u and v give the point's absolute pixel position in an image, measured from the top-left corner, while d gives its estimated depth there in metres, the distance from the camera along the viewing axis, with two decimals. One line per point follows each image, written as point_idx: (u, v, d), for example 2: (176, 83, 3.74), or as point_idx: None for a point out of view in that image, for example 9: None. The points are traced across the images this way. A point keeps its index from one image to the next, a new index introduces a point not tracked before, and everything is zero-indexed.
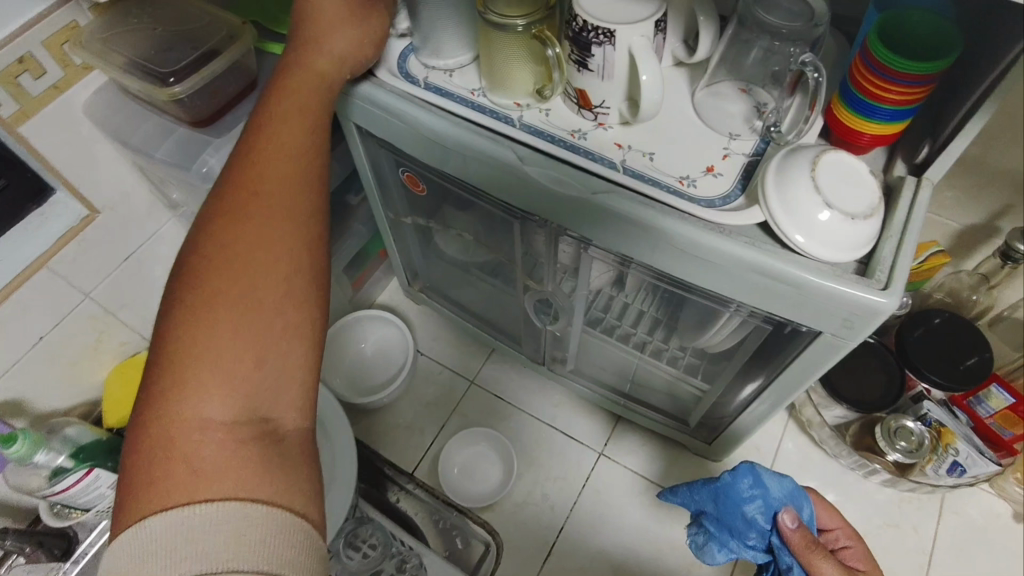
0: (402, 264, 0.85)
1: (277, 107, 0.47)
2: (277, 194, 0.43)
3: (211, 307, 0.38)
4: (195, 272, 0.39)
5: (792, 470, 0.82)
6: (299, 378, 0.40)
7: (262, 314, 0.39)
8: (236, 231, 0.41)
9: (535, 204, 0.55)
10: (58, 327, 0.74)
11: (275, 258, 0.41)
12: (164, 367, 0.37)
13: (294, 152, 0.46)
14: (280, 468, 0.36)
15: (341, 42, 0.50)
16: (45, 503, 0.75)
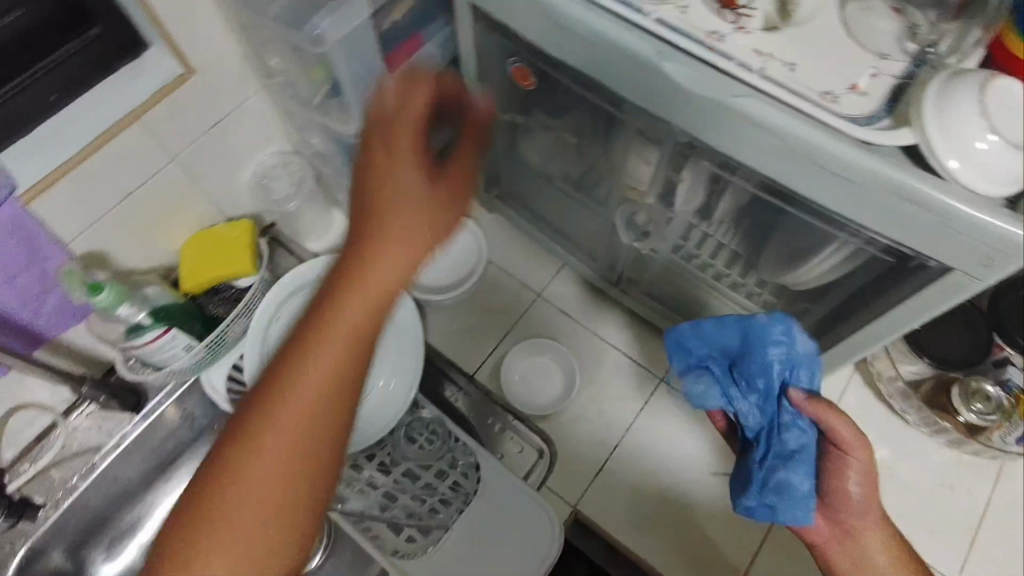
0: (487, 165, 0.86)
1: (357, 242, 0.47)
2: (324, 382, 0.45)
3: (246, 445, 0.43)
4: (257, 395, 0.45)
5: (852, 419, 0.82)
6: (298, 484, 0.44)
7: (285, 453, 0.43)
8: (309, 334, 0.45)
9: (661, 106, 0.53)
10: (144, 187, 0.73)
11: (309, 441, 0.44)
12: (231, 442, 0.44)
13: (370, 300, 0.46)
14: (267, 546, 0.43)
15: (403, 185, 0.48)
16: (121, 355, 0.77)
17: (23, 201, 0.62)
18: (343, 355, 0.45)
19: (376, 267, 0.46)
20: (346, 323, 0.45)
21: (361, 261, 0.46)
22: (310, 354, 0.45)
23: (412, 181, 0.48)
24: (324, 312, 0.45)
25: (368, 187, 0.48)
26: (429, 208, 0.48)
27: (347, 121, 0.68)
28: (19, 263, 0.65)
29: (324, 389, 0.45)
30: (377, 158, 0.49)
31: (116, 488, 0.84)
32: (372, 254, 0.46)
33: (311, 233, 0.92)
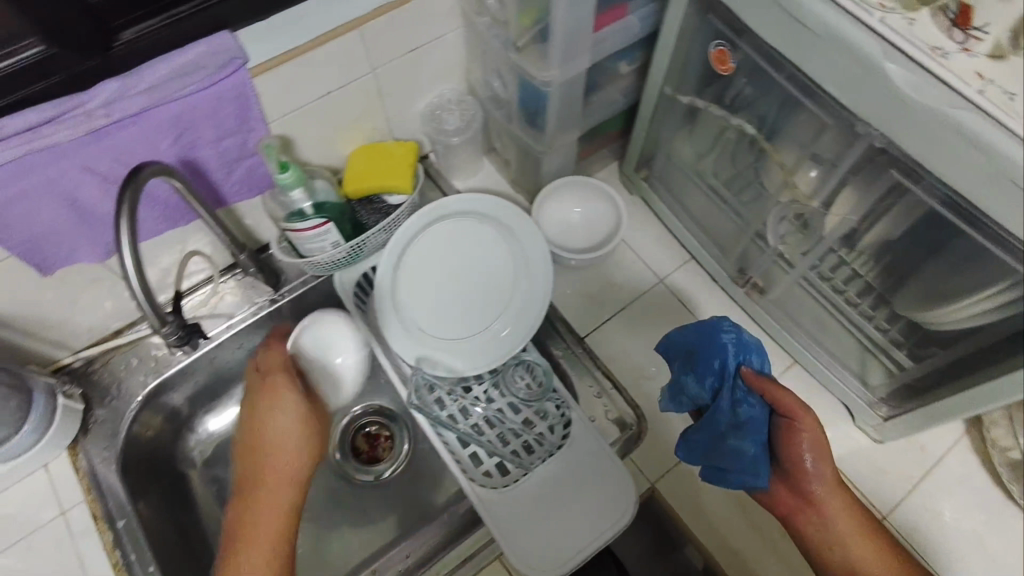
0: (645, 145, 0.90)
1: (274, 434, 0.75)
2: (285, 448, 0.75)
3: (250, 523, 0.71)
4: (236, 537, 0.70)
5: (950, 479, 0.80)
6: None
7: (291, 474, 0.74)
8: (251, 459, 0.75)
9: (872, 107, 0.54)
10: (341, 90, 0.80)
11: (283, 455, 0.74)
12: (241, 511, 0.72)
13: (281, 508, 0.72)
14: None
15: (289, 426, 0.76)
16: (280, 233, 0.85)
17: (249, 73, 0.70)
18: (306, 451, 0.76)
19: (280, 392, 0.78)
20: (284, 410, 0.77)
21: (264, 483, 0.73)
22: (256, 498, 0.72)
23: (294, 423, 0.76)
24: (265, 486, 0.73)
25: (274, 443, 0.75)
26: (302, 427, 0.76)
27: (544, 69, 0.72)
28: (230, 127, 0.73)
29: (290, 468, 0.74)
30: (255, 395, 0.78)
31: (241, 354, 0.93)
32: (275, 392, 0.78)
33: (461, 171, 0.98)
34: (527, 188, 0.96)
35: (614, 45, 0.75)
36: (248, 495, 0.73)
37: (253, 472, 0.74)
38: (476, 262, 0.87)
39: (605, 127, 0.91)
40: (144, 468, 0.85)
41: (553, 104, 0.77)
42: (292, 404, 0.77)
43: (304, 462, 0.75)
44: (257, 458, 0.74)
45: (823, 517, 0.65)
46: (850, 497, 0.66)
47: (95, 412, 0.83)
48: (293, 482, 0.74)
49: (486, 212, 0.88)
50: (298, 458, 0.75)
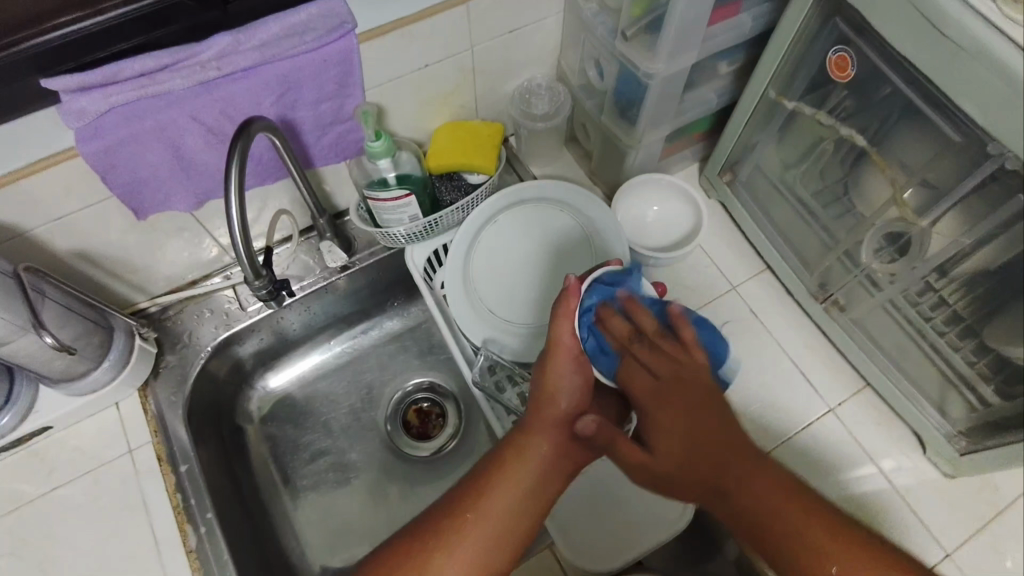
0: (732, 150, 0.88)
1: (539, 421, 0.63)
2: (537, 455, 0.62)
3: (457, 527, 0.59)
4: (480, 480, 0.61)
5: (1020, 526, 0.77)
6: (524, 529, 0.60)
7: (510, 507, 0.60)
8: (500, 468, 0.62)
9: (1010, 128, 0.52)
10: (438, 65, 0.80)
11: (526, 476, 0.61)
12: (441, 514, 0.60)
13: (523, 484, 0.61)
14: (513, 535, 0.59)
15: (569, 380, 0.65)
16: (359, 202, 0.86)
17: (357, 39, 0.70)
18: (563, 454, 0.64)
19: (573, 374, 0.65)
20: (573, 372, 0.65)
21: (550, 405, 0.64)
22: (506, 483, 0.61)
23: (564, 388, 0.64)
24: (529, 437, 0.63)
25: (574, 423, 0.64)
26: (576, 367, 0.65)
27: (651, 60, 0.71)
28: (329, 91, 0.74)
29: (523, 486, 0.61)
30: (534, 398, 0.65)
31: (306, 317, 0.94)
32: (559, 393, 0.64)
33: (540, 158, 0.98)
34: (606, 181, 0.95)
35: (723, 43, 0.73)
36: (491, 478, 0.61)
37: (496, 471, 0.62)
38: (549, 248, 0.86)
39: (694, 127, 0.90)
40: (205, 417, 0.87)
41: (651, 97, 0.76)
42: (570, 411, 0.64)
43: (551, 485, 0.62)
44: (504, 467, 0.62)
45: (647, 464, 0.63)
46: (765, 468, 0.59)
47: (165, 358, 0.86)
48: (556, 443, 0.63)
49: (565, 200, 0.88)
50: (563, 433, 0.64)
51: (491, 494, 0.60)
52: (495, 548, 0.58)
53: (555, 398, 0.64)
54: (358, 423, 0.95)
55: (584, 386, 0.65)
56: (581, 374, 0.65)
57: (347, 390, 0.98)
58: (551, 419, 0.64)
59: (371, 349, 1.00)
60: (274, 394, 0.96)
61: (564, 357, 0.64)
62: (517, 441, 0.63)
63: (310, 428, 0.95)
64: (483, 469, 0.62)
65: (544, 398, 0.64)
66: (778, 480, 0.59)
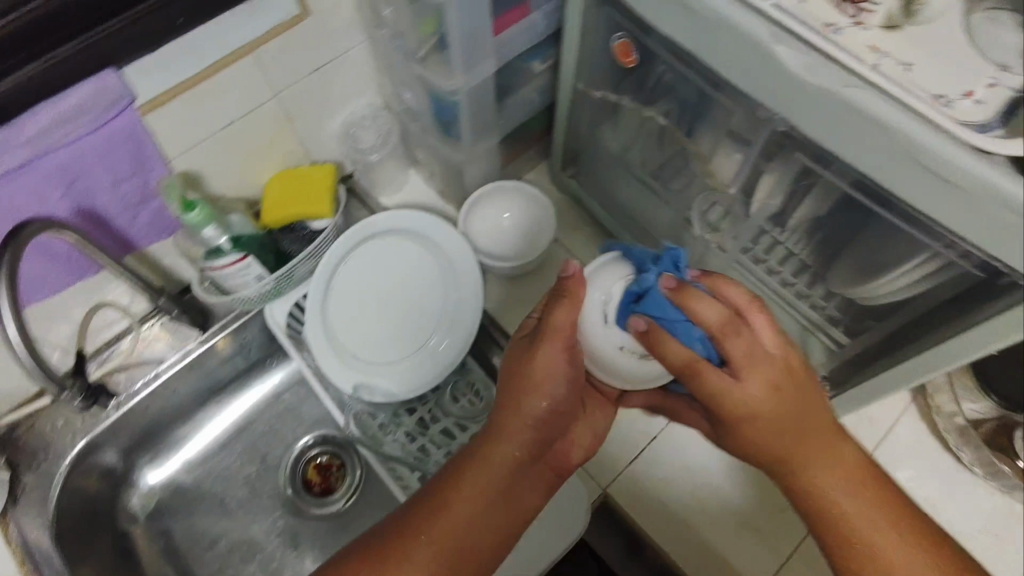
0: (566, 147, 0.88)
1: (518, 409, 0.61)
2: (471, 504, 0.58)
3: (413, 536, 0.56)
4: (446, 488, 0.59)
5: (901, 450, 0.80)
6: (488, 535, 0.58)
7: (474, 512, 0.58)
8: (426, 516, 0.57)
9: (773, 93, 0.53)
10: (246, 118, 0.77)
11: (441, 532, 0.56)
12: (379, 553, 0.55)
13: (492, 483, 0.59)
14: (478, 535, 0.58)
15: (554, 368, 0.61)
16: (199, 276, 0.82)
17: (139, 112, 0.66)
18: (503, 506, 0.59)
19: (540, 390, 0.61)
20: (561, 361, 0.62)
21: (528, 395, 0.61)
22: (427, 540, 0.56)
23: (548, 368, 0.61)
24: (508, 430, 0.60)
25: (551, 421, 0.62)
26: (565, 352, 0.62)
27: (449, 76, 0.69)
28: (126, 170, 0.69)
29: (435, 544, 0.56)
30: (514, 386, 0.62)
31: (175, 401, 0.89)
32: (517, 430, 0.61)
33: (387, 186, 0.96)
34: (457, 196, 0.94)
35: (520, 46, 0.72)
36: (461, 475, 0.59)
37: (424, 523, 0.57)
38: (403, 281, 0.84)
39: (527, 129, 0.89)
40: (81, 532, 0.81)
41: (465, 112, 0.75)
42: (556, 399, 0.61)
43: (488, 535, 0.58)
44: (476, 464, 0.59)
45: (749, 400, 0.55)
46: (869, 483, 0.56)
47: (22, 480, 0.79)
48: (531, 439, 0.61)
49: (410, 228, 0.86)
50: (541, 430, 0.61)
51: (458, 499, 0.58)
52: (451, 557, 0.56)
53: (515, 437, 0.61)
54: (256, 495, 0.91)
55: (572, 372, 0.63)
56: (550, 376, 0.61)
57: (238, 463, 0.92)
58: (514, 440, 0.60)
59: (256, 415, 0.94)
60: (158, 488, 0.91)
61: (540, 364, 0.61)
62: (476, 463, 0.59)
63: (204, 514, 0.90)
64: (450, 470, 0.60)
65: (518, 386, 0.61)
66: (860, 482, 0.55)
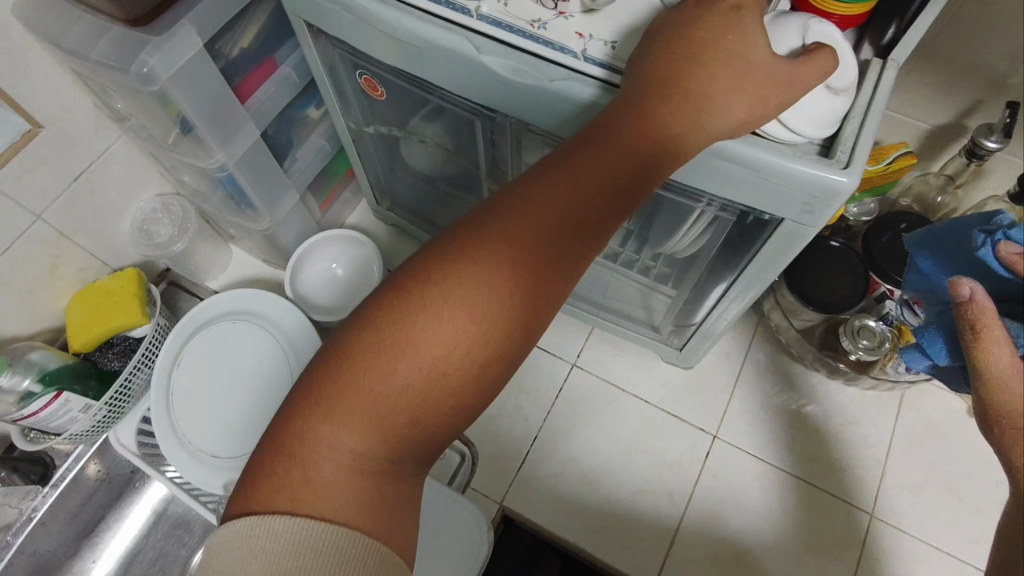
0: (371, 183, 0.87)
1: (553, 197, 0.39)
2: (490, 309, 0.38)
3: (376, 354, 0.37)
4: (429, 276, 0.38)
5: (760, 373, 0.84)
6: (475, 377, 0.38)
7: (456, 349, 0.37)
8: (448, 278, 0.38)
9: (502, 99, 0.53)
10: (11, 251, 0.70)
11: (454, 341, 0.37)
12: (332, 371, 0.37)
13: (474, 347, 0.38)
14: (459, 386, 0.38)
15: (598, 216, 0.40)
16: (16, 430, 0.75)
17: None
18: (529, 315, 0.39)
19: (582, 228, 0.40)
20: (601, 223, 0.41)
21: (573, 176, 0.40)
22: (456, 309, 0.37)
23: (592, 211, 0.40)
24: (543, 195, 0.40)
25: (583, 225, 0.40)
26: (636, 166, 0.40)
27: (209, 153, 0.66)
28: None
29: (443, 361, 0.37)
30: (545, 197, 0.40)
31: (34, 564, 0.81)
32: (575, 167, 0.40)
33: (209, 271, 0.91)
34: (282, 258, 0.90)
35: (275, 101, 0.70)
36: (451, 274, 0.38)
37: (445, 284, 0.38)
38: (247, 366, 0.82)
39: (328, 174, 0.87)
40: None
41: (244, 180, 0.72)
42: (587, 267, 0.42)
43: (462, 386, 0.38)
44: (483, 264, 0.38)
45: None
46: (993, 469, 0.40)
47: None
48: (529, 337, 0.40)
49: (237, 306, 0.83)
50: (540, 326, 0.40)
51: (452, 295, 0.38)
52: (429, 377, 0.37)
53: (594, 143, 0.41)
54: None
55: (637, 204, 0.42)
56: (587, 223, 0.40)
57: None
58: (524, 284, 0.39)
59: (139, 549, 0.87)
60: None
61: (667, 116, 0.40)
62: (470, 277, 0.38)
63: None
64: (431, 262, 0.39)
65: (529, 239, 0.39)
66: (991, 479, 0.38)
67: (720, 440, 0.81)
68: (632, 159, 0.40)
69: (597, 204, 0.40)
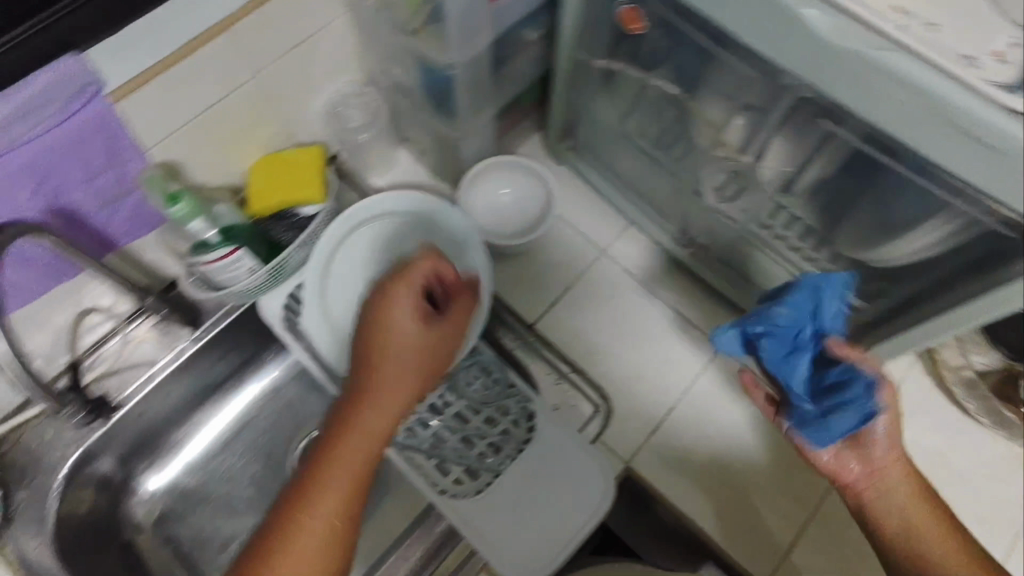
0: (563, 118, 0.85)
1: (360, 414, 0.59)
2: (383, 418, 0.60)
3: (311, 498, 0.57)
4: (339, 421, 0.60)
5: (911, 406, 0.82)
6: (371, 445, 0.59)
7: (353, 486, 0.58)
8: (355, 408, 0.60)
9: (795, 59, 0.51)
10: (223, 101, 0.71)
11: (357, 456, 0.58)
12: (290, 505, 0.57)
13: (366, 456, 0.59)
14: (352, 485, 0.58)
15: (402, 327, 0.62)
16: (186, 272, 0.79)
17: (110, 99, 0.59)
18: (404, 403, 0.61)
19: (384, 357, 0.61)
20: (415, 330, 0.62)
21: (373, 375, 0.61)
22: (371, 407, 0.60)
23: (408, 360, 0.61)
24: (376, 378, 0.60)
25: (404, 375, 0.61)
26: (411, 350, 0.62)
27: (444, 50, 0.66)
28: (99, 165, 0.64)
29: (357, 471, 0.58)
30: (367, 357, 0.62)
31: (169, 403, 0.85)
32: (380, 378, 0.60)
33: (375, 168, 0.91)
34: (451, 173, 0.90)
35: (515, 12, 0.68)
36: (340, 427, 0.59)
37: (365, 406, 0.60)
38: (404, 269, 0.82)
39: (522, 98, 0.86)
40: (82, 549, 0.78)
41: (461, 86, 0.71)
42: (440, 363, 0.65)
43: (371, 464, 0.59)
44: (361, 404, 0.60)
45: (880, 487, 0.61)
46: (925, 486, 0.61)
47: (14, 498, 0.75)
48: (405, 402, 0.61)
49: (407, 209, 0.83)
50: (403, 399, 0.61)
51: (351, 451, 0.58)
52: (362, 445, 0.59)
53: (374, 361, 0.61)
54: (262, 495, 0.89)
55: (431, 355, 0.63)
56: (402, 373, 0.61)
57: (242, 462, 0.90)
58: (381, 395, 0.60)
59: (256, 414, 0.93)
60: (160, 494, 0.87)
61: (427, 352, 0.63)
62: (352, 417, 0.59)
63: (211, 516, 0.87)
64: (335, 415, 0.61)
65: (362, 403, 0.60)
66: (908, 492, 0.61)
67: None
68: (407, 374, 0.61)
69: (402, 368, 0.61)
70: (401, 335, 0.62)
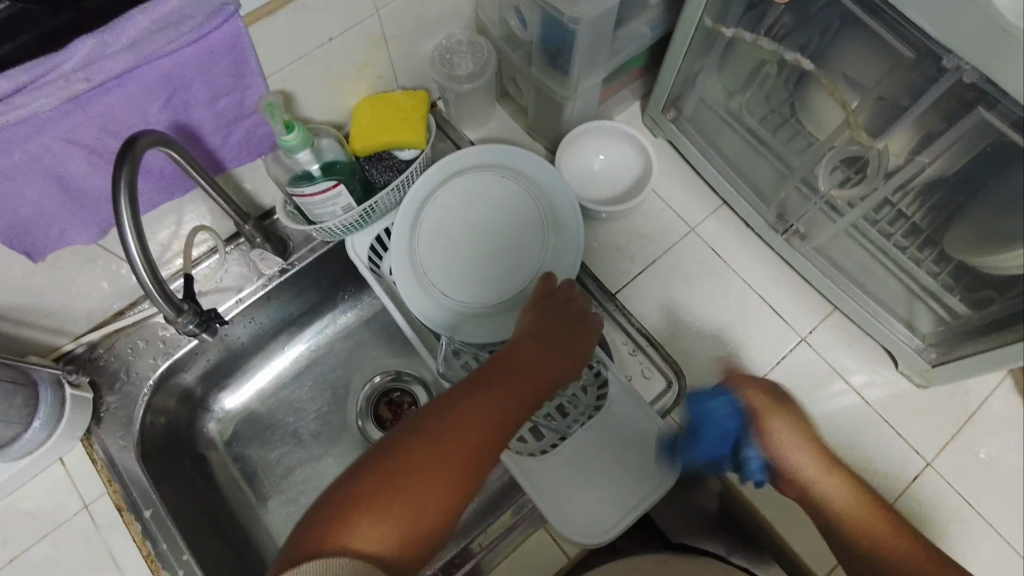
0: (669, 88, 0.83)
1: (495, 378, 0.59)
2: (521, 387, 0.60)
3: (430, 442, 0.53)
4: (461, 393, 0.57)
5: (992, 422, 0.80)
6: (511, 406, 0.58)
7: (483, 439, 0.55)
8: (489, 385, 0.58)
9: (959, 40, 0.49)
10: (344, 35, 0.70)
11: (472, 449, 0.54)
12: (401, 451, 0.53)
13: (494, 418, 0.56)
14: (482, 441, 0.55)
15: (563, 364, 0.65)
16: (285, 201, 0.79)
17: (243, 21, 0.58)
18: (530, 393, 0.60)
19: (540, 361, 0.63)
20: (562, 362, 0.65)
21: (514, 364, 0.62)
22: (489, 407, 0.57)
23: (565, 358, 0.65)
24: (509, 362, 0.62)
25: (537, 359, 0.63)
26: (565, 368, 0.65)
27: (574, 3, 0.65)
28: (224, 85, 0.63)
29: (489, 426, 0.56)
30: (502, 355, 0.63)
31: (251, 329, 0.88)
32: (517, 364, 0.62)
33: (473, 120, 0.91)
34: (546, 134, 0.90)
35: None
36: (473, 387, 0.58)
37: (495, 379, 0.59)
38: (497, 217, 0.82)
39: (629, 65, 0.84)
40: (164, 454, 0.82)
41: (581, 42, 0.70)
42: (573, 362, 0.66)
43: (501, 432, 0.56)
44: (493, 381, 0.59)
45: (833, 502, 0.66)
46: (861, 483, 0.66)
47: (105, 400, 0.79)
48: (536, 391, 0.61)
49: (505, 163, 0.83)
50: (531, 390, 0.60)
51: (484, 403, 0.57)
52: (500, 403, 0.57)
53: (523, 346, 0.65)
54: (329, 427, 0.92)
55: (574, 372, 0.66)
56: (552, 367, 0.64)
57: (311, 394, 0.93)
58: (515, 385, 0.59)
59: (328, 348, 0.96)
60: (233, 413, 0.92)
61: (571, 346, 0.67)
62: (479, 391, 0.57)
63: (278, 442, 0.91)
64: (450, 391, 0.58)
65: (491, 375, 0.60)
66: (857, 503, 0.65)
67: (932, 468, 0.78)
68: (540, 368, 0.63)
69: (537, 377, 0.62)
70: (569, 362, 0.65)
